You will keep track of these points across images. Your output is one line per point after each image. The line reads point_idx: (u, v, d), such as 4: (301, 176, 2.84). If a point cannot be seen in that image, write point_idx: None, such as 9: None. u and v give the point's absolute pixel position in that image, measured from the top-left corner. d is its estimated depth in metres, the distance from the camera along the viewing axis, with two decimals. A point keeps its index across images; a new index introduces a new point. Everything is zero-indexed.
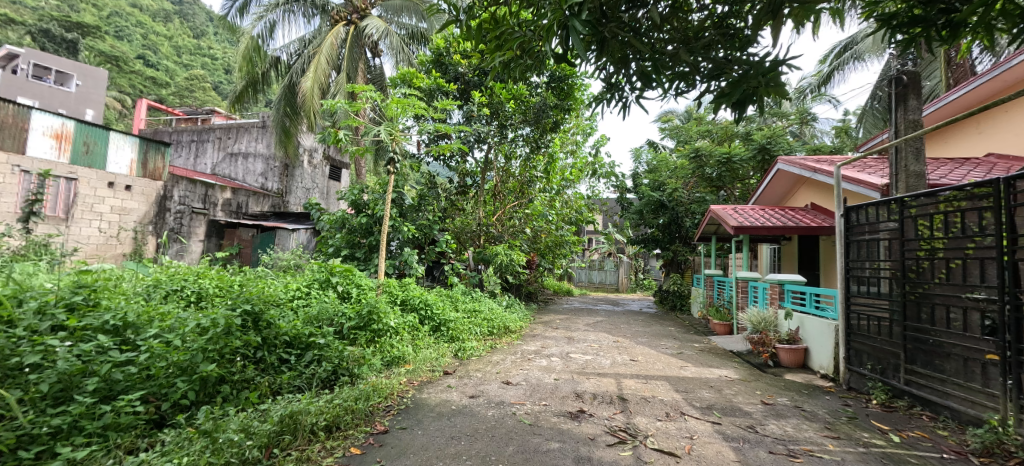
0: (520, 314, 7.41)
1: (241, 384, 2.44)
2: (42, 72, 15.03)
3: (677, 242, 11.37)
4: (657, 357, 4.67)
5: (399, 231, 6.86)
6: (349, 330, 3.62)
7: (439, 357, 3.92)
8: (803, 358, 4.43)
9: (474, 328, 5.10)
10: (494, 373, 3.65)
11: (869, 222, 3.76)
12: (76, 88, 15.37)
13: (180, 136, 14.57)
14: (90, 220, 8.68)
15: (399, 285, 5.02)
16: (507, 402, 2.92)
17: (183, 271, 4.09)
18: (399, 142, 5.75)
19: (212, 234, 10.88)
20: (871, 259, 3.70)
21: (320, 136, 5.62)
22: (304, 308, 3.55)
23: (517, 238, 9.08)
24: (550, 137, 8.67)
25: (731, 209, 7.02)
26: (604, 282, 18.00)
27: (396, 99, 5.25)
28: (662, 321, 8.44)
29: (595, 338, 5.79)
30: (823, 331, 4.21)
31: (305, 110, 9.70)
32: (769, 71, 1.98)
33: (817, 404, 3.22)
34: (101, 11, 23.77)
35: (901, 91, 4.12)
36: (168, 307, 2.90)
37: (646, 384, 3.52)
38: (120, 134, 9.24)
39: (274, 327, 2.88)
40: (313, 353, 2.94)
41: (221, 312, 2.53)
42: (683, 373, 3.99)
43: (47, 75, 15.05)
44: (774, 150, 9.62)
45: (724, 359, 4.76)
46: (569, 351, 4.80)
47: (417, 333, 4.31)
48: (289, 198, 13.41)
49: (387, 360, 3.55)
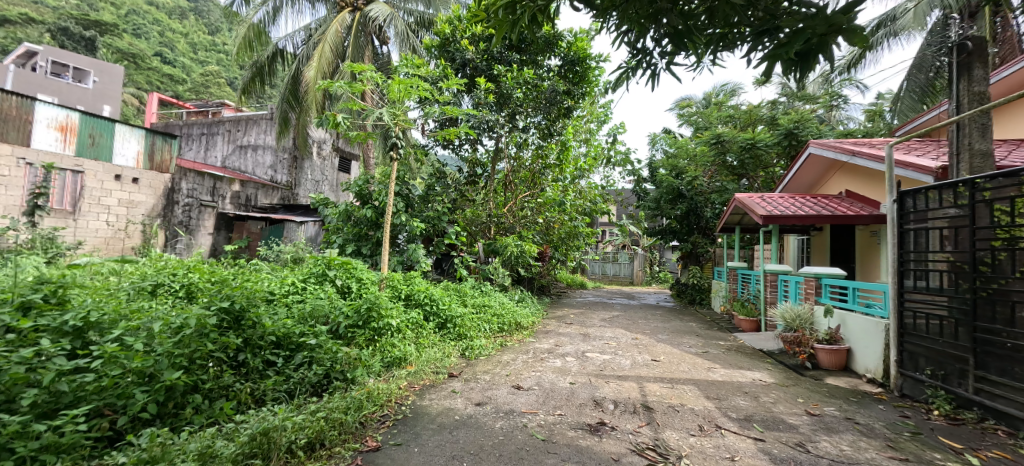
0: (532, 309, 7.10)
1: (216, 393, 2.16)
2: (60, 69, 15.17)
3: (696, 233, 10.87)
4: (681, 357, 4.30)
5: (405, 225, 6.56)
6: (347, 328, 3.34)
7: (444, 358, 3.62)
8: (846, 360, 4.01)
9: (483, 325, 4.79)
10: (504, 376, 3.33)
11: (928, 207, 3.30)
12: (93, 84, 15.33)
13: (191, 129, 14.54)
14: (98, 213, 8.61)
15: (403, 279, 4.73)
16: (518, 411, 2.60)
17: (176, 264, 3.85)
18: (403, 127, 5.41)
19: (221, 227, 10.82)
20: (930, 250, 3.25)
21: (318, 121, 5.20)
22: (299, 306, 3.28)
23: (529, 229, 8.72)
24: (562, 124, 8.29)
25: (757, 197, 6.56)
26: (618, 275, 17.58)
27: (398, 80, 4.89)
28: (682, 317, 8.02)
29: (612, 335, 5.43)
30: (870, 330, 3.77)
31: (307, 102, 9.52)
32: (844, 14, 1.56)
33: (871, 416, 2.83)
34: (119, 9, 23.95)
35: (964, 59, 3.62)
36: (147, 304, 2.65)
37: (672, 390, 3.17)
38: (126, 126, 9.13)
39: (260, 327, 2.61)
40: (304, 355, 2.67)
41: (194, 311, 2.25)
42: (712, 376, 3.61)
43: (65, 71, 15.14)
44: (802, 134, 9.02)
45: (754, 360, 4.36)
46: (585, 350, 4.46)
47: (422, 330, 4.00)
48: (298, 190, 13.24)
49: (386, 361, 3.26)
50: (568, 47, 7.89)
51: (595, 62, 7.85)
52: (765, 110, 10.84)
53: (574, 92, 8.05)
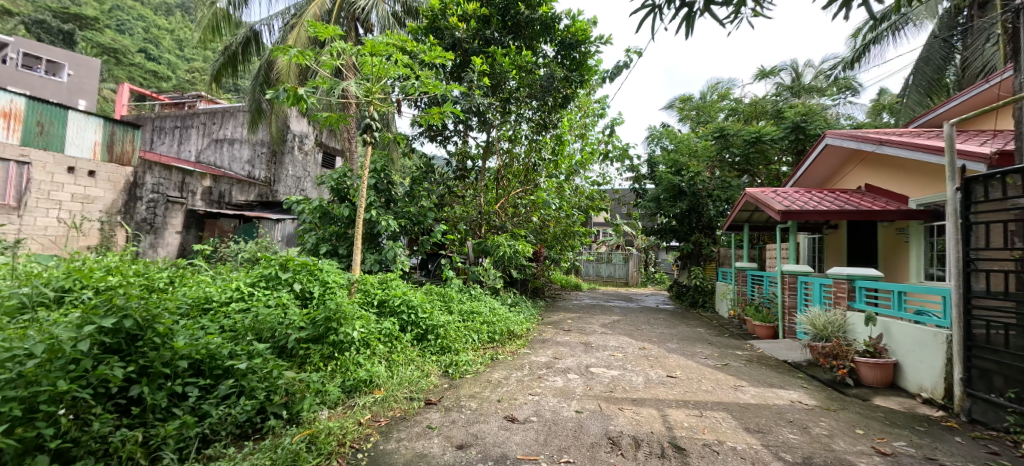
0: (527, 314, 6.47)
1: (81, 449, 1.53)
2: (33, 62, 13.57)
3: (698, 233, 10.36)
4: (700, 372, 3.71)
5: (379, 222, 5.87)
6: (298, 344, 2.68)
7: (422, 377, 3.00)
8: (892, 376, 3.44)
9: (471, 335, 4.14)
10: (495, 403, 2.69)
11: (1003, 196, 2.73)
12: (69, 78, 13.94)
13: (164, 121, 13.70)
14: (48, 208, 7.77)
15: (379, 282, 4.08)
16: (512, 459, 1.96)
17: (93, 266, 3.11)
18: (376, 107, 4.65)
19: (191, 225, 10.21)
20: (1004, 248, 2.71)
21: (272, 93, 4.33)
22: (238, 317, 2.63)
23: (522, 227, 8.02)
24: (558, 115, 7.61)
25: (772, 192, 5.99)
26: (614, 275, 17.02)
27: (368, 43, 4.13)
28: (687, 321, 7.46)
29: (617, 345, 4.82)
30: (922, 341, 3.22)
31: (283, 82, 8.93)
32: None
33: (954, 454, 2.27)
34: (103, 4, 22.50)
35: None
36: (15, 324, 1.97)
37: (702, 419, 2.56)
38: (81, 114, 8.31)
39: (168, 348, 1.96)
40: (230, 384, 2.03)
41: (53, 332, 1.61)
42: (743, 398, 3.02)
43: (37, 64, 13.59)
44: (810, 128, 8.53)
45: (784, 375, 3.78)
46: (588, 364, 3.84)
47: (397, 344, 3.34)
48: (277, 187, 12.50)
49: (347, 385, 2.63)
50: (564, 30, 7.27)
51: (595, 46, 7.23)
52: (768, 104, 10.38)
53: (572, 79, 7.39)
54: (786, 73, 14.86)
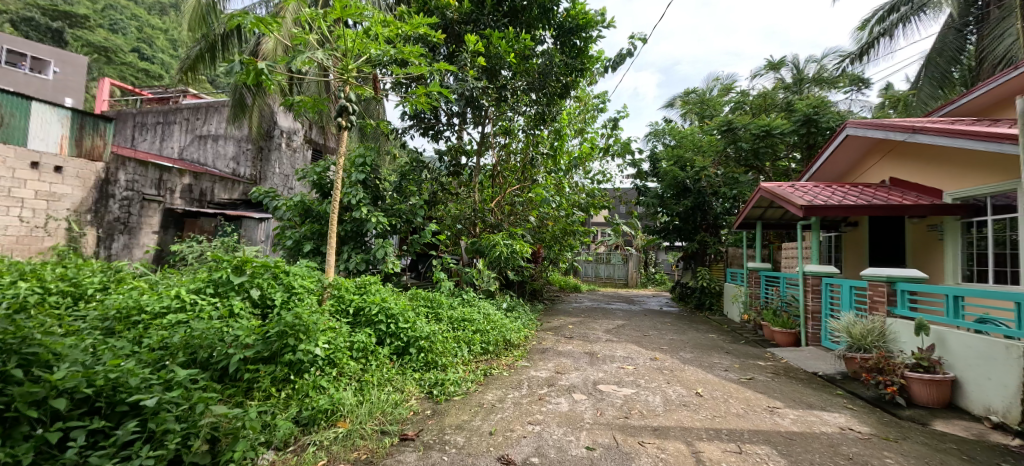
0: (524, 319, 5.98)
1: None
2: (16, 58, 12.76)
3: (703, 232, 9.91)
4: (726, 390, 3.22)
5: (367, 219, 5.38)
6: (243, 365, 2.17)
7: (399, 403, 2.49)
8: (950, 394, 2.95)
9: (461, 347, 3.64)
10: (486, 437, 2.19)
11: None
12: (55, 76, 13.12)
13: (147, 118, 13.13)
14: (8, 206, 7.10)
15: (356, 286, 3.56)
16: None
17: (3, 270, 2.58)
18: (353, 87, 4.08)
19: (169, 224, 9.66)
20: None
21: (225, 67, 3.67)
22: (169, 332, 2.14)
23: (518, 226, 7.53)
24: (558, 107, 7.12)
25: (789, 186, 5.52)
26: (612, 276, 16.55)
27: (338, 5, 3.52)
28: (695, 325, 6.99)
29: (626, 355, 4.33)
30: (991, 355, 2.73)
31: (268, 53, 8.55)
32: None
33: None
34: (95, 3, 21.69)
35: None
36: None
37: (743, 458, 2.06)
38: (47, 106, 7.74)
39: (40, 382, 1.45)
40: (130, 427, 1.51)
41: None
42: (785, 425, 2.54)
43: (22, 61, 12.74)
44: (823, 121, 8.04)
45: (821, 392, 3.30)
46: (595, 380, 3.34)
47: (372, 361, 2.83)
48: (264, 184, 11.95)
49: (303, 417, 2.12)
50: (564, 14, 6.77)
51: (597, 31, 6.71)
52: (778, 97, 9.94)
53: (573, 67, 6.89)
54: (788, 70, 14.39)
